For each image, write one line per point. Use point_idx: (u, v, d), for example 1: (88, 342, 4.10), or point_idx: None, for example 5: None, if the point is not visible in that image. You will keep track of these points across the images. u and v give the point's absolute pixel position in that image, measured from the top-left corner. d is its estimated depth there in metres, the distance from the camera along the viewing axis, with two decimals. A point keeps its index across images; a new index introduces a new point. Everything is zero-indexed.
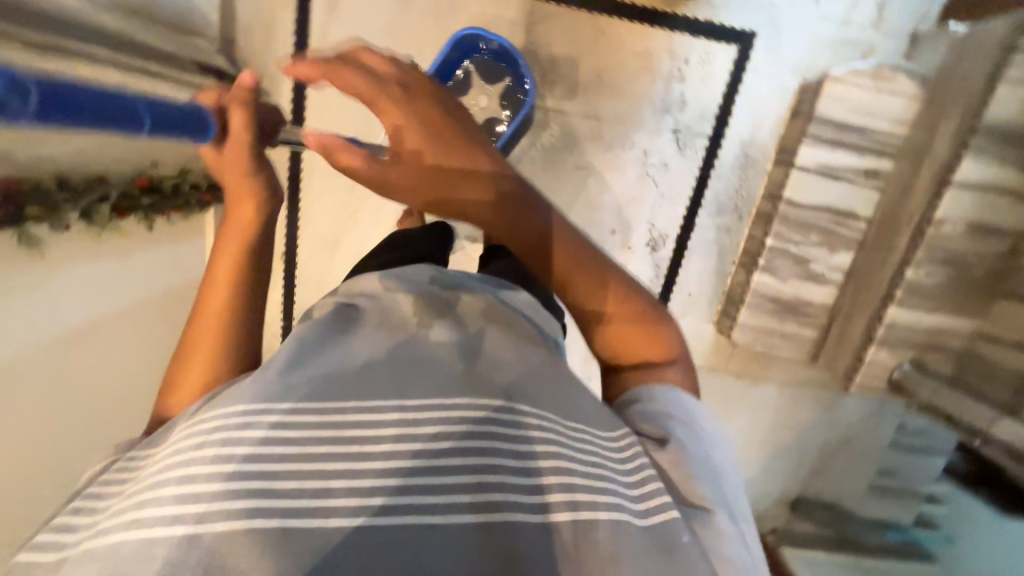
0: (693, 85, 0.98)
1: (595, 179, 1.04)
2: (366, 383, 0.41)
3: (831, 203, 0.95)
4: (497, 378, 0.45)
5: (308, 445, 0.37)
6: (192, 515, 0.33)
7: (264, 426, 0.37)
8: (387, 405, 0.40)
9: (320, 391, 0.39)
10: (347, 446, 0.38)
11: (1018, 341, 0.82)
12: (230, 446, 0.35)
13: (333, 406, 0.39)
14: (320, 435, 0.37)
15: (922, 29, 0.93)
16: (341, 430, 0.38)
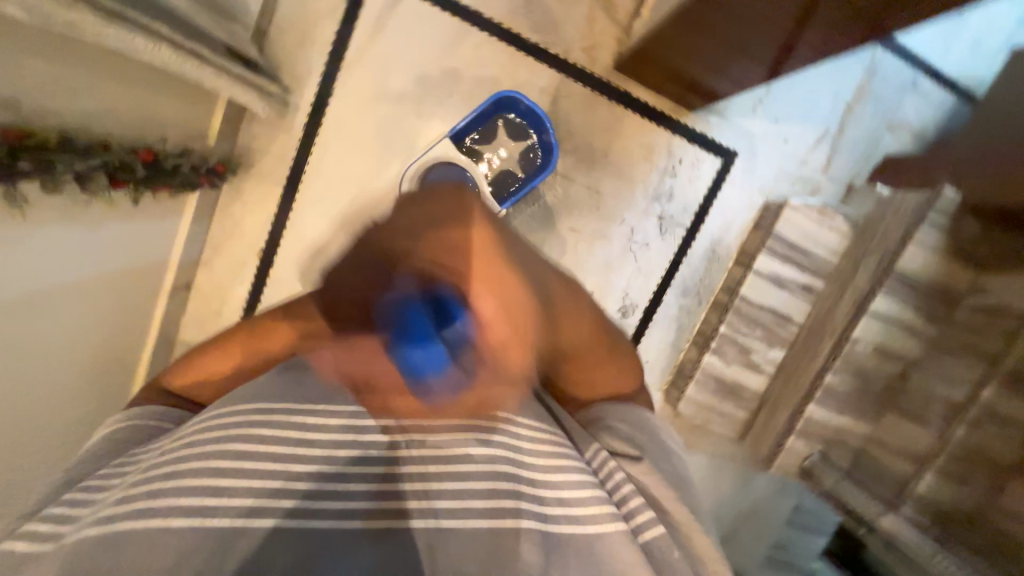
0: (681, 182, 1.12)
1: (585, 243, 1.13)
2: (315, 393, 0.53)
3: (774, 305, 1.12)
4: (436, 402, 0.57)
5: (309, 453, 0.49)
6: (160, 507, 0.42)
7: (220, 426, 0.49)
8: (377, 431, 0.52)
9: (310, 407, 0.52)
10: (291, 434, 0.49)
11: (897, 447, 1.00)
12: (192, 451, 0.47)
13: (335, 420, 0.52)
14: (267, 428, 0.49)
15: (855, 182, 1.16)
16: (352, 434, 0.51)
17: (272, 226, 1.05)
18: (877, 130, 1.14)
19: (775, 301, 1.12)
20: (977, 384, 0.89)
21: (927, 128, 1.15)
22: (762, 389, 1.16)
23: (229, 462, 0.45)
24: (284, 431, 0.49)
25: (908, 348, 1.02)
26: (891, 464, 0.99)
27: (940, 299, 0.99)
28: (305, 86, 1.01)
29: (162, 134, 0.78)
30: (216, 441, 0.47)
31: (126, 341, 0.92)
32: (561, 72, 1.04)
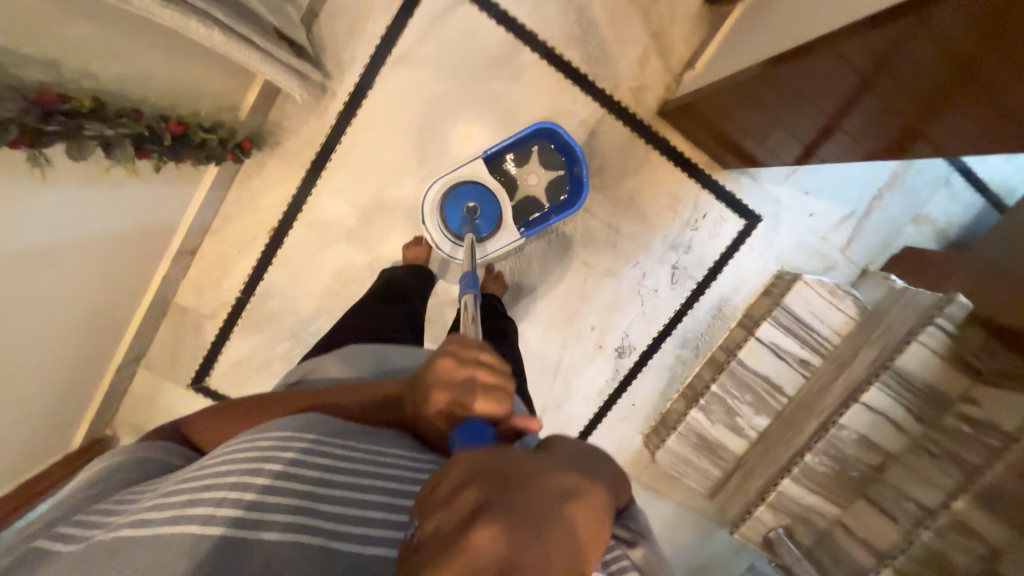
0: (700, 236, 1.12)
1: (595, 279, 1.13)
2: (330, 423, 0.50)
3: (769, 374, 1.13)
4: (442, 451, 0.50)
5: (339, 473, 0.44)
6: (170, 518, 0.40)
7: (233, 448, 0.47)
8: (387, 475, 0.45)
9: (343, 436, 0.48)
10: (304, 447, 0.46)
11: (862, 537, 1.01)
12: (204, 473, 0.44)
13: (375, 449, 0.47)
14: (280, 442, 0.46)
15: (870, 267, 1.17)
16: (364, 460, 0.46)
17: (290, 208, 1.05)
18: (902, 220, 1.14)
19: (770, 370, 1.12)
20: (949, 493, 0.90)
21: (951, 228, 1.15)
22: (740, 452, 1.17)
23: (266, 465, 0.43)
24: (320, 447, 0.46)
25: (890, 442, 1.03)
26: (851, 553, 1.01)
27: (930, 402, 1.00)
28: (349, 76, 1.01)
29: (195, 105, 0.78)
30: (256, 448, 0.45)
31: (121, 297, 0.92)
32: (603, 108, 1.05)
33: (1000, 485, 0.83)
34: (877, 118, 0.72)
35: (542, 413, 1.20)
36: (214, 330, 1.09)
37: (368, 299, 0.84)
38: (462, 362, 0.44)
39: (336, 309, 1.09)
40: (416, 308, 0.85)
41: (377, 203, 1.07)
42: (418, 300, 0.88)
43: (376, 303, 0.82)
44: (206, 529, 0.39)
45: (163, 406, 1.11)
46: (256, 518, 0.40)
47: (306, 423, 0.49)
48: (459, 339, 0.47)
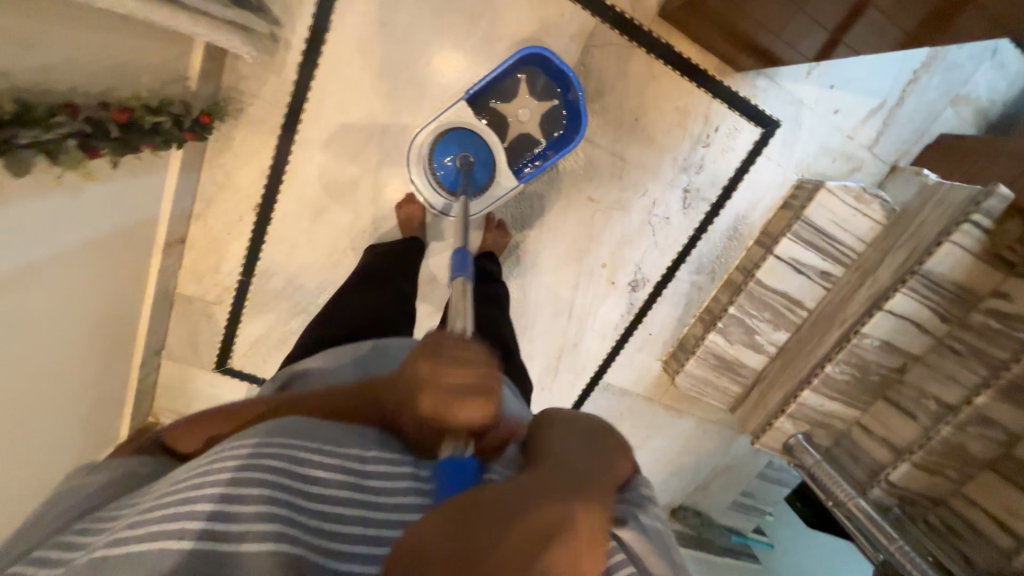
0: (713, 153, 1.03)
1: (602, 215, 1.07)
2: (313, 429, 0.49)
3: (789, 291, 1.10)
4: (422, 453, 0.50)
5: (322, 472, 0.45)
6: (145, 534, 0.39)
7: (216, 454, 0.45)
8: (370, 481, 0.46)
9: (319, 441, 0.47)
10: (285, 454, 0.45)
11: (881, 435, 1.04)
12: (185, 480, 0.43)
13: (353, 454, 0.48)
14: (264, 447, 0.45)
15: (900, 163, 1.07)
16: (343, 473, 0.46)
17: (270, 180, 0.98)
18: (940, 104, 1.02)
19: (790, 286, 1.09)
20: (974, 390, 0.90)
21: (995, 105, 1.03)
22: (760, 368, 1.19)
23: (245, 470, 0.42)
24: (300, 451, 0.46)
25: (913, 345, 1.01)
26: (870, 451, 1.05)
27: (960, 301, 0.96)
28: (301, 18, 0.89)
29: (136, 87, 0.72)
30: (235, 450, 0.44)
31: (122, 296, 0.91)
32: (594, 17, 0.92)
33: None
34: None
35: (561, 354, 1.21)
36: (224, 314, 1.08)
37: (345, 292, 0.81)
38: (438, 364, 0.43)
39: (340, 279, 1.06)
40: (399, 291, 0.82)
41: (361, 162, 0.99)
42: (407, 283, 0.85)
43: (355, 293, 0.79)
44: (180, 544, 0.38)
45: (196, 390, 1.15)
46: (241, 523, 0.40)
47: (283, 426, 0.48)
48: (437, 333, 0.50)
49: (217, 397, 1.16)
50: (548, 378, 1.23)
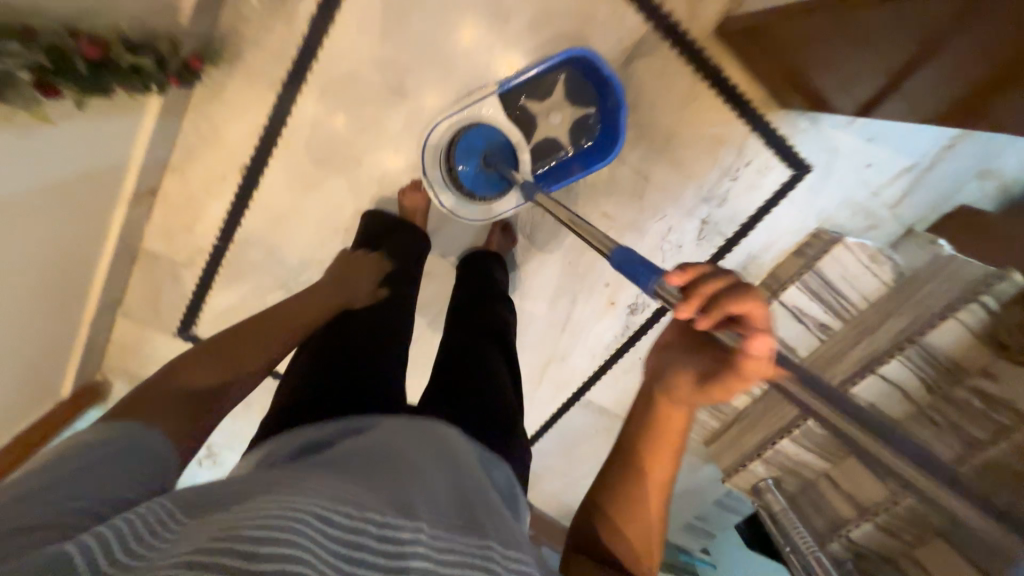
0: (738, 188, 0.98)
1: (615, 234, 1.01)
2: (310, 484, 0.42)
3: (787, 337, 1.09)
4: (430, 509, 0.43)
5: (322, 514, 0.38)
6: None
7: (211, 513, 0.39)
8: (377, 532, 0.38)
9: (315, 496, 0.40)
10: (281, 503, 0.38)
11: (847, 491, 1.05)
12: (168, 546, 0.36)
13: (350, 506, 0.39)
14: (262, 501, 0.39)
15: (915, 228, 1.04)
16: (345, 527, 0.38)
17: (263, 141, 0.88)
18: (969, 175, 0.99)
19: (786, 332, 1.09)
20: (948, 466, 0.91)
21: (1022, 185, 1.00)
22: (741, 407, 1.18)
23: (231, 524, 0.36)
24: (290, 498, 0.39)
25: (895, 409, 1.03)
26: (835, 504, 1.06)
27: (948, 375, 0.96)
28: None
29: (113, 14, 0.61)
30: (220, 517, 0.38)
31: (77, 248, 0.81)
32: (645, 23, 0.85)
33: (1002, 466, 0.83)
34: (974, 65, 0.58)
35: (546, 365, 1.18)
36: (193, 278, 0.99)
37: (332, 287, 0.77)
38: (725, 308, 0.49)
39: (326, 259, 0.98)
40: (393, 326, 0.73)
41: (366, 137, 0.89)
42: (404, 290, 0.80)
43: (346, 322, 0.70)
44: None
45: (152, 352, 1.06)
46: (224, 555, 0.34)
47: (280, 484, 0.42)
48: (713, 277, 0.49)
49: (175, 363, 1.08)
50: (531, 388, 1.22)
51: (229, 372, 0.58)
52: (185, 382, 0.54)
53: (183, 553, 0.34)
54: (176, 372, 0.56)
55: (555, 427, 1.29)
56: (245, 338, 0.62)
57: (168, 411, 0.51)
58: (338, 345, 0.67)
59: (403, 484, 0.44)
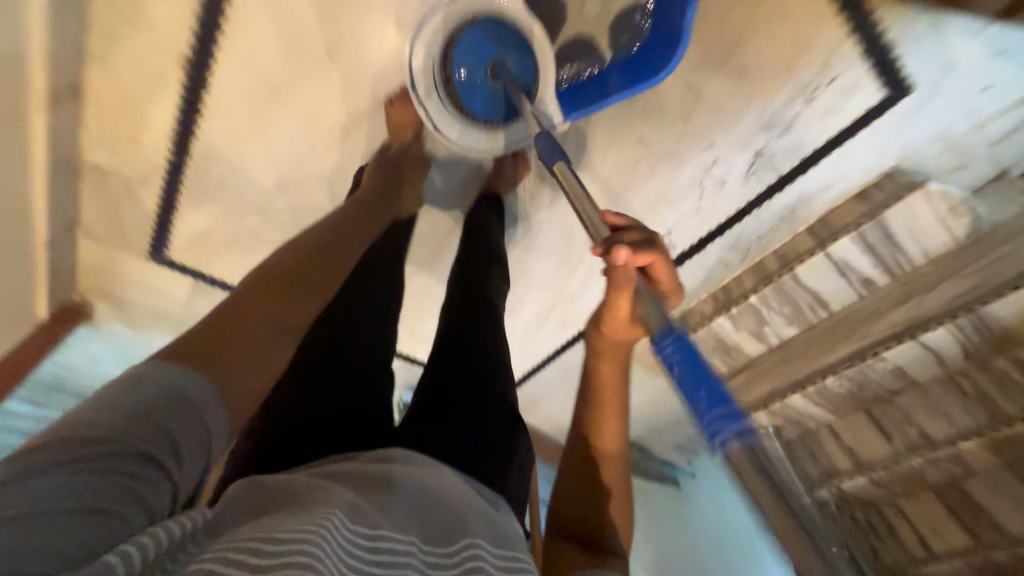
0: (810, 113, 0.78)
1: (648, 164, 0.86)
2: (326, 495, 0.46)
3: (822, 291, 0.98)
4: (433, 511, 0.49)
5: (329, 524, 0.41)
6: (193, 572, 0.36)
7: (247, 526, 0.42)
8: (391, 530, 0.44)
9: (335, 503, 0.45)
10: (308, 509, 0.43)
11: (848, 445, 1.06)
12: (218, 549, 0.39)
13: (365, 516, 0.44)
14: (289, 511, 0.43)
15: (1013, 171, 0.82)
16: (364, 528, 0.43)
17: (210, 24, 0.69)
18: None
19: (823, 285, 0.97)
20: (962, 433, 0.90)
21: None
22: (754, 356, 1.12)
23: (264, 527, 0.41)
24: (293, 515, 0.42)
25: (922, 372, 0.95)
26: (832, 455, 1.08)
27: (992, 346, 0.87)
28: None
29: None
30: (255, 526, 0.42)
31: None
32: None
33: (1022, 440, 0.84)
34: None
35: (553, 304, 1.10)
36: (151, 199, 0.86)
37: (346, 229, 0.74)
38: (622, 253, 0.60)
39: (305, 180, 0.86)
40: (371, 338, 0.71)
41: (343, 26, 0.71)
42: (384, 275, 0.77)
43: (320, 337, 0.68)
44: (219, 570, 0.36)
45: (124, 274, 0.98)
46: (244, 563, 0.36)
47: (297, 499, 0.47)
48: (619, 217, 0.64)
49: (154, 286, 1.01)
50: (535, 325, 1.16)
51: (275, 323, 0.58)
52: (240, 327, 0.55)
53: (228, 546, 0.38)
54: (227, 311, 0.56)
55: (555, 362, 1.26)
56: (283, 282, 0.63)
57: (225, 357, 0.52)
58: (311, 367, 0.65)
59: (405, 492, 0.50)
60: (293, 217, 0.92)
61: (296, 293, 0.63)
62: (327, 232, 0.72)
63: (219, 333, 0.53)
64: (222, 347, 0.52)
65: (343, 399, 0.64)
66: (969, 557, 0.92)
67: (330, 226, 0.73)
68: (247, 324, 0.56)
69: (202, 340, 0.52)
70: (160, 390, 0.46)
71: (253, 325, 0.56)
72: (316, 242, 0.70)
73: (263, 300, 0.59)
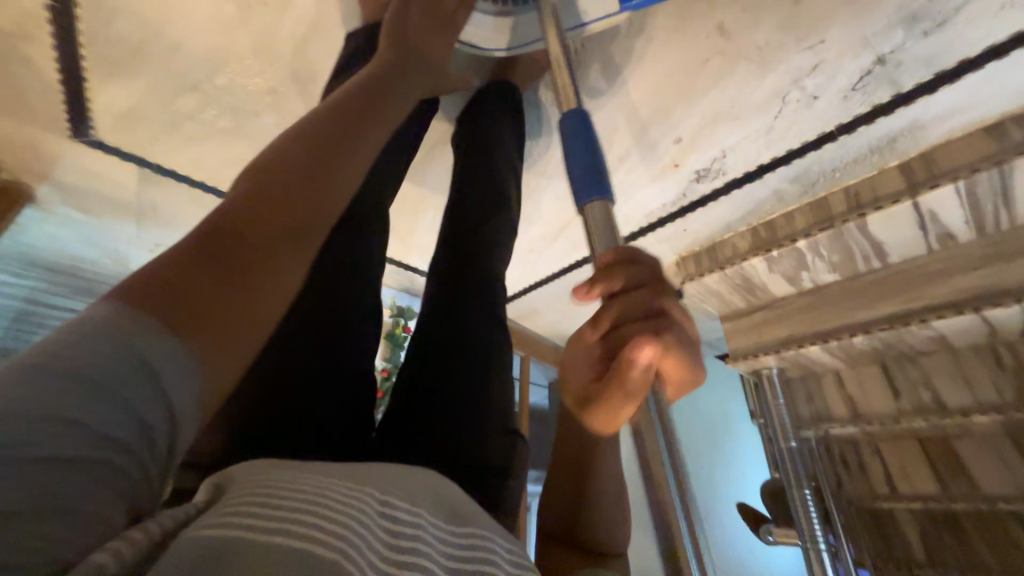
0: (982, 4, 0.53)
1: (721, 64, 0.62)
2: (341, 472, 0.39)
3: (886, 242, 0.83)
4: (449, 499, 0.43)
5: (344, 495, 0.35)
6: (195, 543, 0.28)
7: (248, 492, 0.33)
8: (418, 516, 0.38)
9: (357, 483, 0.38)
10: (326, 485, 0.36)
11: (850, 395, 1.06)
12: (220, 518, 0.30)
13: (389, 502, 0.37)
14: (303, 482, 0.35)
15: None
16: (387, 519, 0.36)
17: None
18: None
19: (892, 236, 0.81)
20: (980, 407, 0.88)
21: None
22: (780, 296, 1.01)
23: (273, 497, 0.33)
24: (298, 479, 0.36)
25: (963, 338, 0.88)
26: (831, 402, 1.09)
27: None
28: None
29: None
30: (259, 491, 0.34)
31: None
32: None
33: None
34: None
35: (566, 225, 0.95)
36: (48, 63, 0.65)
37: (381, 103, 0.48)
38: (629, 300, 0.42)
39: (248, 47, 0.64)
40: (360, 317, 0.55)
41: None
42: (376, 202, 0.61)
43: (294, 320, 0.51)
44: (234, 540, 0.28)
45: (48, 155, 0.81)
46: (249, 528, 0.29)
47: (304, 469, 0.39)
48: (635, 274, 0.43)
49: (90, 173, 0.85)
50: (541, 244, 1.02)
51: (282, 250, 0.37)
52: (231, 253, 0.34)
53: (228, 516, 0.30)
54: (214, 224, 0.35)
55: (560, 279, 1.16)
56: (299, 178, 0.39)
57: (202, 311, 0.32)
58: (282, 365, 0.49)
59: (421, 479, 0.43)
60: (241, 99, 0.71)
61: (312, 200, 0.39)
62: (359, 105, 0.46)
63: (220, 254, 0.34)
64: (198, 291, 0.32)
65: (329, 406, 0.49)
66: (930, 502, 0.96)
67: (357, 96, 0.47)
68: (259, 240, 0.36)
69: (175, 273, 0.32)
70: (110, 354, 0.28)
71: (249, 254, 0.35)
72: (346, 116, 0.44)
73: (273, 203, 0.37)
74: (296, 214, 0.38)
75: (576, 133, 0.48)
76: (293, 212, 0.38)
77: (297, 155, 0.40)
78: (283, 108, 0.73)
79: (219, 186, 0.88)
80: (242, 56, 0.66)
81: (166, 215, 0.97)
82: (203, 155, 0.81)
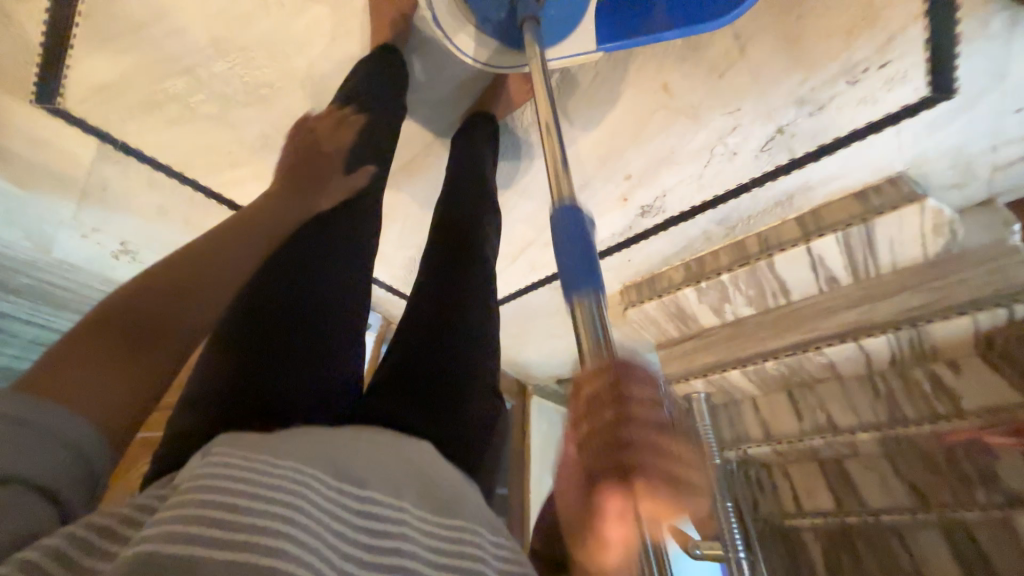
0: (846, 99, 0.72)
1: (665, 117, 0.76)
2: (314, 452, 0.39)
3: (789, 282, 0.99)
4: (415, 474, 0.43)
5: (307, 488, 0.35)
6: (163, 541, 0.29)
7: (224, 472, 0.34)
8: (384, 503, 0.38)
9: (327, 467, 0.38)
10: (304, 469, 0.36)
11: (763, 418, 1.20)
12: (191, 505, 0.31)
13: (355, 489, 0.38)
14: (280, 464, 0.36)
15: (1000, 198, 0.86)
16: (352, 510, 0.36)
17: None
18: None
19: (792, 277, 0.98)
20: (863, 426, 1.05)
21: None
22: (706, 326, 1.15)
23: (248, 483, 0.33)
24: (261, 463, 0.35)
25: (846, 365, 1.06)
26: (748, 425, 1.22)
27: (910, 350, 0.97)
28: None
29: None
30: (235, 472, 0.34)
31: None
32: None
33: (908, 438, 1.00)
34: None
35: (529, 245, 1.04)
36: (40, 25, 0.65)
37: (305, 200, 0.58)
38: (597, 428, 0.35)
39: (256, 44, 0.70)
40: (342, 303, 0.54)
41: None
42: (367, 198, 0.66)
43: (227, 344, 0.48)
44: (198, 547, 0.29)
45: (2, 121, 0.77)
46: (188, 538, 0.29)
47: (277, 444, 0.39)
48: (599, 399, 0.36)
49: (39, 142, 0.80)
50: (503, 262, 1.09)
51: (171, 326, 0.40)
52: (123, 328, 0.38)
53: (195, 507, 0.31)
54: (116, 303, 0.39)
55: (516, 300, 1.23)
56: (190, 272, 0.42)
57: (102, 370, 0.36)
58: (248, 337, 0.48)
59: (385, 463, 0.42)
60: (234, 90, 0.75)
61: (210, 279, 0.43)
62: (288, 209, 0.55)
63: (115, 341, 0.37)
64: (90, 361, 0.36)
65: (294, 382, 0.47)
66: (829, 518, 1.07)
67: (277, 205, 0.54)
68: (147, 329, 0.39)
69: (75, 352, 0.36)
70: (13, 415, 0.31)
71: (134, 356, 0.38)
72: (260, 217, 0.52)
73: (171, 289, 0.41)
74: (188, 298, 0.41)
75: (567, 230, 0.48)
76: (189, 296, 0.42)
77: (199, 245, 0.45)
78: (275, 104, 0.77)
79: (185, 172, 0.87)
80: (246, 49, 0.70)
81: (115, 197, 0.92)
82: (174, 138, 0.81)
